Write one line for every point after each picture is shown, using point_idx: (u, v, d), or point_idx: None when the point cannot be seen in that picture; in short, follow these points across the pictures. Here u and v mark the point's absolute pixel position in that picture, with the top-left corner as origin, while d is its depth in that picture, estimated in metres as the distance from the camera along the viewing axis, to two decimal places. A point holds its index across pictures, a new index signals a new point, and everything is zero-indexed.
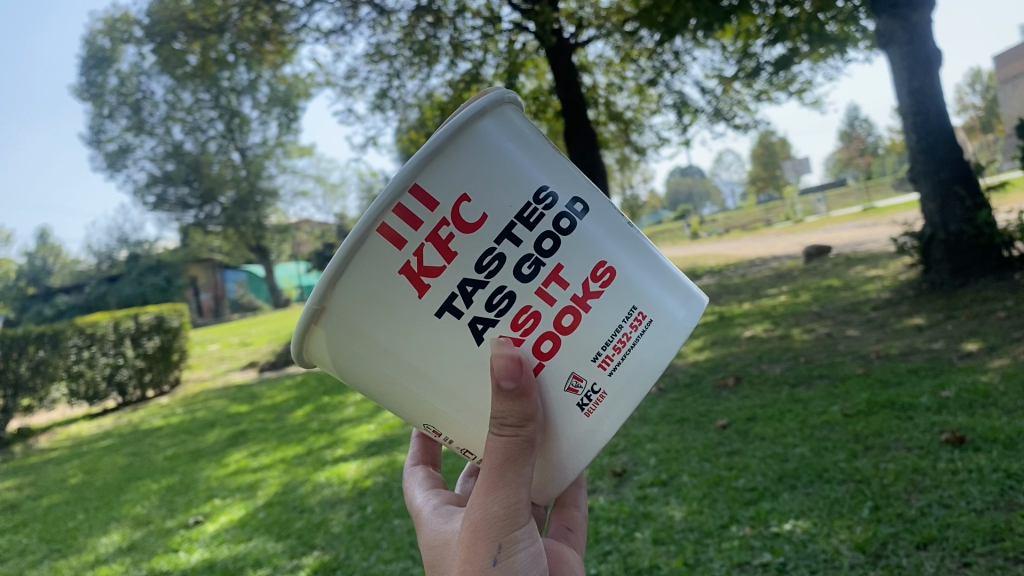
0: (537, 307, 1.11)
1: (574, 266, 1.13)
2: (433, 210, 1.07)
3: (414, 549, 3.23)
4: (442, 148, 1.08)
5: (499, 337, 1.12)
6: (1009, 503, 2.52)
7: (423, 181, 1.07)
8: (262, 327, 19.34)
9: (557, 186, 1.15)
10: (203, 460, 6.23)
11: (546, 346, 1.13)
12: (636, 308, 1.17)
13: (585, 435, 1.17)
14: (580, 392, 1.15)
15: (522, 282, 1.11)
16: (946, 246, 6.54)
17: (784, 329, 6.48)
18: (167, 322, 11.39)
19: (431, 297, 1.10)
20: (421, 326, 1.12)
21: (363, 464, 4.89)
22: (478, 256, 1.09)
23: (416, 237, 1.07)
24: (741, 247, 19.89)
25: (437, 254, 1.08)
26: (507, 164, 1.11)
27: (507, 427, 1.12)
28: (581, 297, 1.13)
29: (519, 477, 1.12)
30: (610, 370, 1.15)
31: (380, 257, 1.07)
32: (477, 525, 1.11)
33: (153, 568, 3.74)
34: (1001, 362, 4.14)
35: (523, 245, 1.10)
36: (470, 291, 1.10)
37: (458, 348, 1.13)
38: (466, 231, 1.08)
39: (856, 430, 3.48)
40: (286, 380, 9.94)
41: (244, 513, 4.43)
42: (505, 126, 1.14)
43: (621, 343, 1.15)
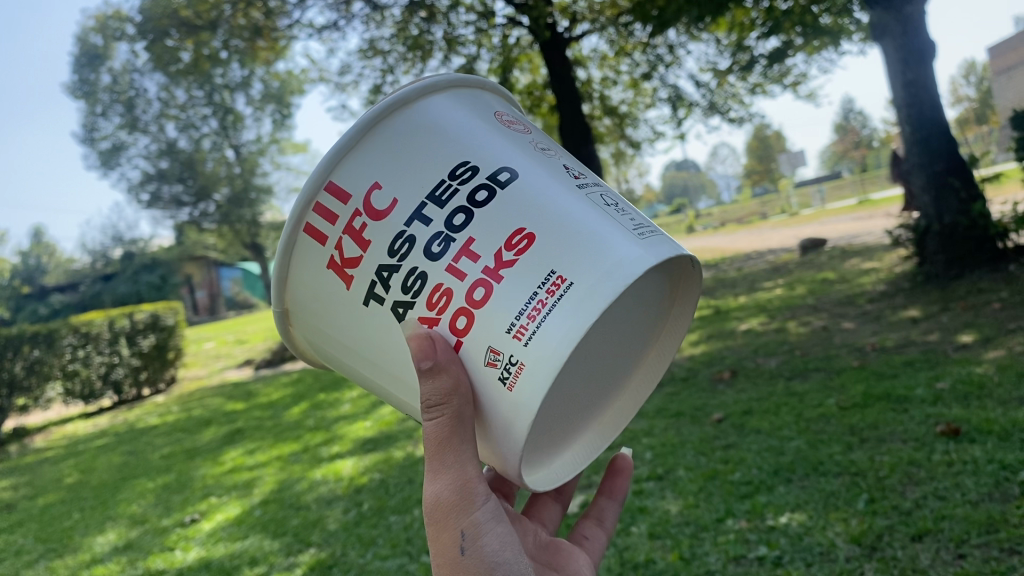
0: (448, 285, 1.11)
1: (486, 238, 1.10)
2: (347, 203, 1.18)
3: (410, 546, 3.22)
4: (357, 145, 1.20)
5: (420, 318, 1.14)
6: (1004, 495, 2.51)
7: (337, 178, 1.19)
8: (258, 324, 19.33)
9: (480, 163, 1.17)
10: (199, 458, 6.22)
11: (461, 322, 1.11)
12: (555, 272, 1.07)
13: (511, 411, 1.09)
14: (499, 365, 1.08)
15: (432, 260, 1.12)
16: (941, 237, 6.54)
17: (781, 322, 6.47)
18: (162, 320, 11.36)
19: (357, 286, 1.19)
20: (356, 314, 1.22)
21: (359, 461, 4.88)
22: (388, 240, 1.15)
23: (334, 231, 1.19)
24: (737, 240, 19.92)
25: (353, 244, 1.17)
26: (418, 154, 1.18)
27: (432, 409, 1.14)
28: (493, 268, 1.09)
29: (456, 458, 1.18)
30: (527, 340, 1.05)
31: (312, 253, 1.21)
32: (437, 509, 1.21)
33: (149, 567, 3.73)
34: (996, 353, 4.14)
35: (433, 224, 1.13)
36: (386, 276, 1.15)
37: (387, 331, 1.20)
38: (377, 218, 1.16)
39: (852, 423, 3.48)
40: (283, 377, 9.93)
41: (240, 510, 4.42)
42: (420, 120, 1.22)
43: (538, 308, 1.05)
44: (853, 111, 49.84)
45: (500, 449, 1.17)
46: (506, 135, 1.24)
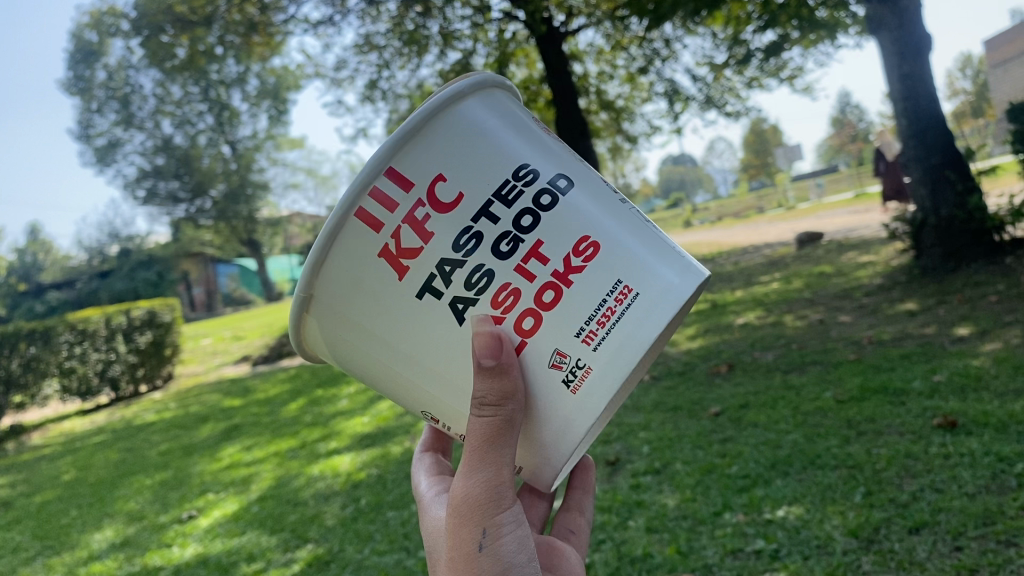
0: (517, 285, 1.07)
1: (555, 240, 1.07)
2: (408, 192, 1.06)
3: (408, 541, 3.22)
4: (418, 130, 1.08)
5: (480, 317, 1.08)
6: (1001, 487, 2.52)
7: (398, 163, 1.06)
8: (255, 321, 19.34)
9: (539, 163, 1.11)
10: (196, 455, 6.21)
11: (527, 324, 1.07)
12: (622, 280, 1.08)
13: (571, 415, 1.09)
14: (564, 369, 1.08)
15: (500, 259, 1.06)
16: (938, 230, 6.54)
17: (777, 316, 6.47)
18: (158, 317, 11.35)
19: (411, 279, 1.08)
20: (402, 309, 1.10)
21: (356, 456, 4.88)
22: (454, 235, 1.06)
23: (392, 219, 1.06)
24: (734, 234, 19.94)
25: (414, 234, 1.06)
26: (481, 147, 1.09)
27: (486, 407, 1.08)
28: (562, 272, 1.07)
29: (500, 459, 1.10)
30: (595, 345, 1.06)
31: (358, 241, 1.07)
32: (465, 505, 1.11)
33: (147, 563, 3.73)
34: (993, 346, 4.14)
35: (500, 222, 1.06)
36: (448, 271, 1.07)
37: (439, 330, 1.10)
38: (442, 211, 1.06)
39: (848, 416, 3.49)
40: (280, 373, 9.93)
41: (237, 507, 4.42)
42: (479, 113, 1.12)
43: (606, 317, 1.07)
44: (850, 105, 49.86)
45: (544, 452, 1.15)
46: (550, 138, 1.19)
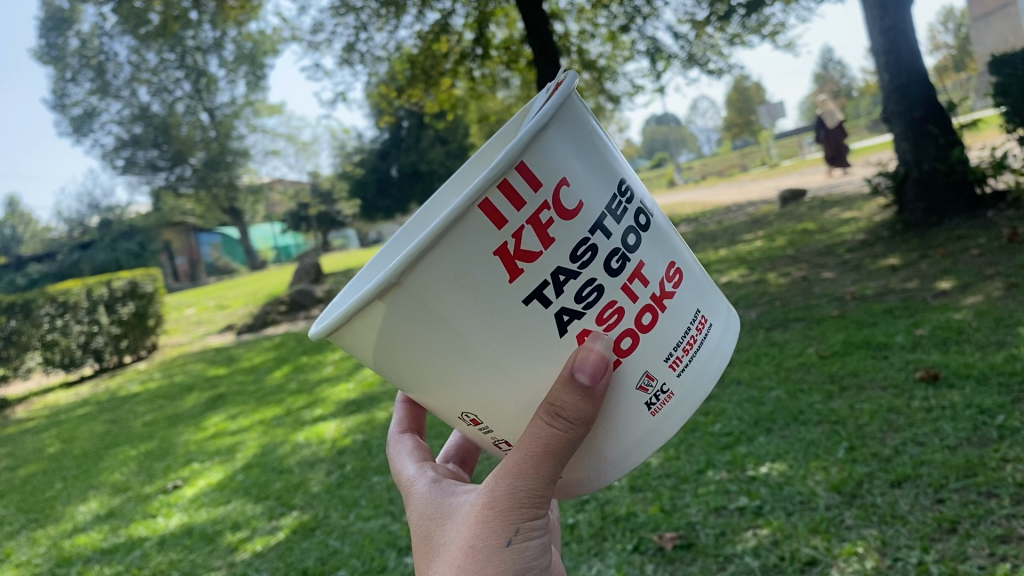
0: (622, 303, 0.94)
1: (654, 263, 0.97)
2: (536, 191, 0.87)
3: (392, 506, 3.21)
4: (546, 124, 0.89)
5: (585, 333, 0.93)
6: (982, 439, 2.52)
7: (530, 159, 0.86)
8: (238, 289, 19.28)
9: (626, 178, 1.00)
10: (182, 425, 6.18)
11: (625, 343, 0.95)
12: (699, 312, 1.05)
13: (646, 434, 1.03)
14: (650, 391, 1.00)
15: (610, 276, 0.92)
16: (920, 185, 6.53)
17: (760, 274, 6.46)
18: (140, 287, 11.24)
19: (522, 282, 0.88)
20: (499, 317, 0.90)
21: (342, 422, 4.86)
22: (574, 244, 0.89)
23: (517, 218, 0.86)
24: (718, 193, 19.92)
25: (535, 238, 0.87)
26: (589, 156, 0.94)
27: (561, 421, 0.96)
28: (658, 296, 0.98)
29: (552, 473, 1.01)
30: (680, 371, 1.01)
31: (474, 236, 0.85)
32: (499, 501, 1.04)
33: (132, 534, 3.72)
34: (974, 298, 4.14)
35: (612, 237, 0.93)
36: (562, 281, 0.89)
37: (534, 344, 0.92)
38: (565, 218, 0.89)
39: (831, 371, 3.49)
40: (265, 342, 9.88)
41: (223, 475, 4.40)
42: (579, 114, 0.96)
43: (689, 345, 1.02)
44: (833, 62, 49.58)
45: (598, 470, 1.07)
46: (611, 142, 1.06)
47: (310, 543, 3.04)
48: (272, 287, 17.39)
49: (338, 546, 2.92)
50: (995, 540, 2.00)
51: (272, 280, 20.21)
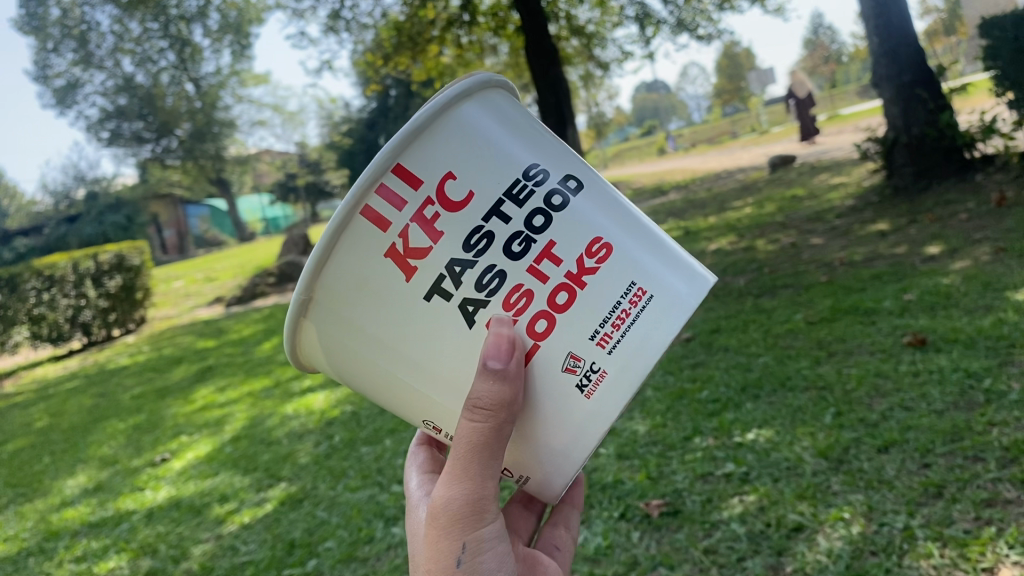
0: (528, 285, 1.04)
1: (568, 244, 1.05)
2: (417, 189, 1.03)
3: (381, 476, 3.20)
4: (427, 130, 1.04)
5: (490, 319, 1.05)
6: (969, 403, 2.51)
7: (406, 161, 1.02)
8: (227, 261, 19.13)
9: (545, 163, 1.08)
10: (170, 398, 6.15)
11: (540, 325, 1.05)
12: (635, 284, 1.06)
13: (586, 419, 1.06)
14: (578, 372, 1.05)
15: (513, 260, 1.04)
16: (909, 150, 6.49)
17: (749, 241, 6.42)
18: (127, 260, 11.12)
19: (419, 279, 1.05)
20: (409, 311, 1.06)
21: (330, 394, 4.84)
22: (466, 235, 1.03)
23: (400, 219, 1.02)
24: (709, 160, 19.81)
25: (422, 234, 1.03)
26: (485, 148, 1.05)
27: (479, 412, 1.04)
28: (575, 274, 1.05)
29: (483, 472, 1.08)
30: (609, 348, 1.04)
31: (366, 242, 1.03)
32: (443, 517, 1.09)
33: (120, 507, 3.70)
34: (962, 263, 4.13)
35: (512, 222, 1.04)
36: (458, 272, 1.04)
37: (444, 332, 1.07)
38: (453, 210, 1.03)
39: (819, 337, 3.49)
40: (254, 314, 9.82)
41: (210, 448, 4.39)
42: (487, 110, 1.08)
43: (620, 320, 1.05)
44: (823, 27, 49.25)
45: (546, 464, 1.11)
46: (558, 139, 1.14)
47: (298, 514, 3.02)
48: (261, 259, 17.28)
49: (326, 517, 2.90)
50: (980, 504, 1.99)
51: (260, 252, 20.06)
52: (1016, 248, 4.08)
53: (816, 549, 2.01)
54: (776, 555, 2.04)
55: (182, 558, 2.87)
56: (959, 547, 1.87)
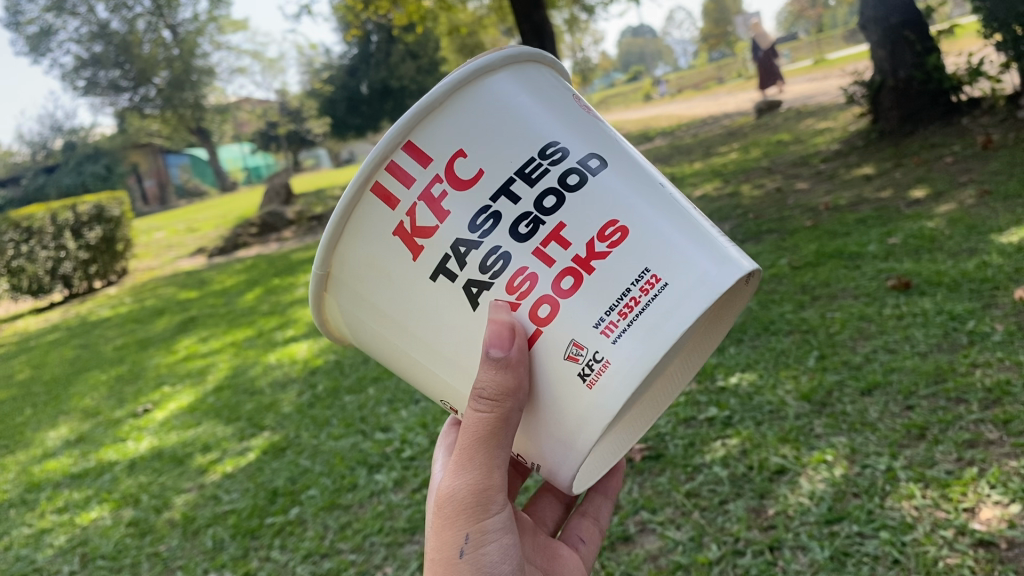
0: (534, 269, 0.95)
1: (579, 224, 0.95)
2: (426, 167, 0.98)
3: (364, 424, 3.18)
4: (442, 107, 1.00)
5: (495, 303, 0.98)
6: (952, 345, 2.50)
7: (417, 138, 0.99)
8: (208, 211, 18.96)
9: (568, 141, 1.00)
10: (152, 349, 6.11)
11: (543, 311, 0.96)
12: (649, 270, 0.93)
13: (586, 410, 0.95)
14: (581, 361, 0.94)
15: (519, 242, 0.96)
16: (895, 93, 6.44)
17: (734, 186, 6.38)
18: (107, 211, 10.85)
19: (426, 259, 1.00)
20: (417, 291, 1.03)
21: (313, 343, 4.81)
22: (470, 214, 0.97)
23: (408, 196, 0.99)
24: (695, 105, 19.66)
25: (429, 213, 0.99)
26: (503, 122, 0.99)
27: (483, 401, 0.99)
28: (583, 258, 0.94)
29: (487, 463, 1.05)
30: (615, 337, 0.92)
31: (375, 219, 1.01)
32: (447, 507, 1.09)
33: (102, 459, 3.68)
34: (948, 207, 4.10)
35: (521, 202, 0.96)
36: (463, 252, 0.98)
37: (449, 316, 1.02)
38: (461, 188, 0.98)
39: (803, 282, 3.47)
40: (236, 264, 9.75)
41: (193, 398, 4.36)
42: (518, 87, 1.03)
43: (629, 308, 0.92)
44: None
45: (551, 459, 1.04)
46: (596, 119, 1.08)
47: (281, 463, 3.01)
48: (243, 209, 17.12)
49: (309, 466, 2.89)
50: (962, 445, 1.99)
51: (243, 202, 19.88)
52: (1002, 191, 4.05)
53: (799, 492, 2.01)
54: (758, 498, 2.04)
55: (165, 508, 2.86)
56: (941, 488, 1.87)
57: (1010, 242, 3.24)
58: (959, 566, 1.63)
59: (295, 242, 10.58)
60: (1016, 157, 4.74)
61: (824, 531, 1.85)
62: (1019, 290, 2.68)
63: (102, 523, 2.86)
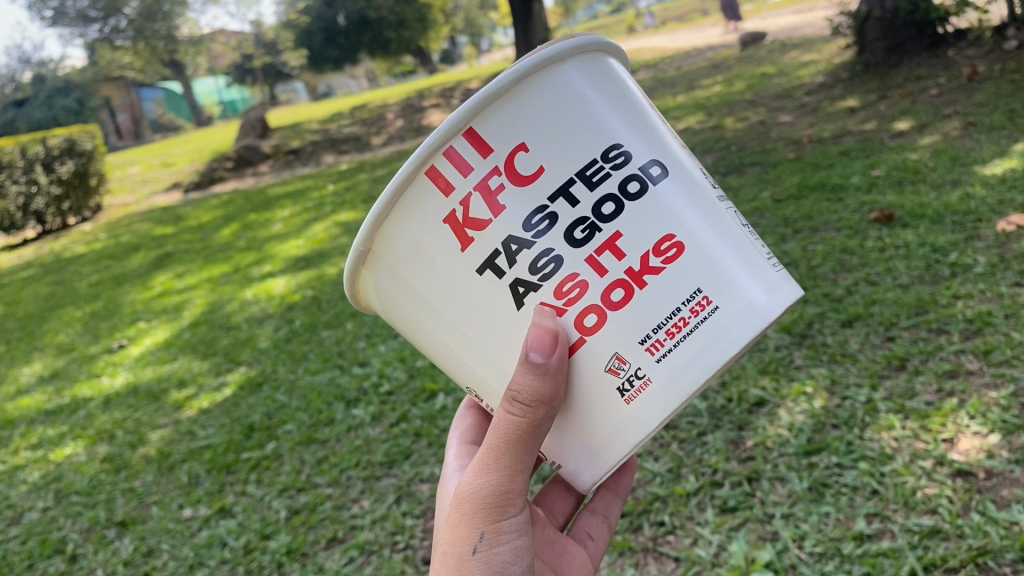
0: (584, 277, 0.91)
1: (635, 235, 0.90)
2: (485, 157, 0.90)
3: (341, 359, 3.14)
4: (507, 93, 0.90)
5: (540, 305, 0.93)
6: (934, 278, 2.48)
7: (479, 125, 0.90)
8: (185, 146, 18.59)
9: (634, 142, 0.93)
10: (128, 285, 6.03)
11: (590, 320, 0.92)
12: (701, 291, 0.91)
13: (623, 423, 0.95)
14: (622, 375, 0.93)
15: (573, 247, 0.91)
16: (882, 24, 6.32)
17: (716, 119, 6.30)
18: (79, 145, 10.60)
19: (474, 251, 0.94)
20: (459, 284, 0.96)
21: (291, 278, 4.75)
22: (526, 213, 0.91)
23: (464, 185, 0.91)
24: (679, 38, 19.30)
25: (484, 206, 0.91)
26: (569, 116, 0.91)
27: (518, 404, 0.96)
28: (637, 271, 0.90)
29: (513, 465, 1.01)
30: (660, 356, 0.91)
31: (424, 204, 0.93)
32: (465, 502, 1.04)
33: (76, 394, 3.64)
34: (932, 139, 4.05)
35: (579, 206, 0.90)
36: (514, 251, 0.92)
37: (491, 313, 0.96)
38: (519, 184, 0.90)
39: (786, 214, 3.43)
40: (212, 200, 9.60)
41: (169, 334, 4.31)
42: (590, 74, 0.93)
43: (677, 328, 0.91)
44: None
45: (579, 467, 1.02)
46: (657, 115, 1.01)
47: (257, 398, 2.97)
48: (219, 143, 16.78)
49: (285, 400, 2.86)
50: (943, 375, 1.98)
51: (219, 136, 19.49)
52: (987, 123, 4.00)
53: (778, 424, 2.00)
54: (737, 430, 2.03)
55: (140, 443, 2.83)
56: (921, 419, 1.86)
57: (993, 174, 3.20)
58: (937, 496, 1.63)
59: (271, 177, 10.42)
60: (1001, 89, 4.69)
61: (803, 463, 1.85)
62: (1001, 222, 2.66)
63: (77, 459, 2.83)
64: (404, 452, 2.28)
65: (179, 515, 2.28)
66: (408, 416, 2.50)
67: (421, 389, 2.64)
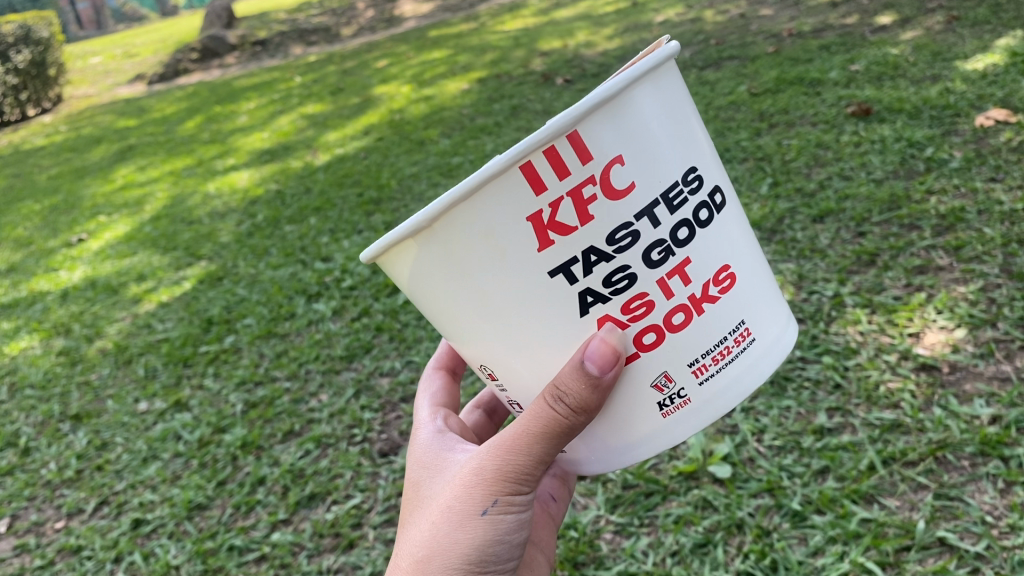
0: (653, 297, 0.76)
1: (704, 261, 0.78)
2: (584, 164, 0.71)
3: (304, 255, 3.06)
4: (615, 98, 0.71)
5: (604, 318, 0.77)
6: (908, 173, 2.43)
7: (585, 129, 0.70)
8: (147, 36, 17.78)
9: (705, 165, 0.80)
10: (88, 178, 5.85)
11: (648, 338, 0.78)
12: (743, 322, 0.82)
13: (652, 436, 0.83)
14: (664, 392, 0.80)
15: (647, 268, 0.75)
16: None
17: (696, 12, 6.08)
18: (35, 33, 10.12)
19: (548, 256, 0.73)
20: (519, 284, 0.75)
21: (254, 172, 4.60)
22: (613, 227, 0.73)
23: (558, 187, 0.70)
24: None
25: (572, 212, 0.72)
26: (662, 139, 0.75)
27: (562, 406, 0.82)
28: (698, 298, 0.77)
29: (543, 453, 0.89)
30: (703, 379, 0.80)
31: (505, 196, 0.70)
32: (485, 471, 0.92)
33: (33, 289, 3.54)
34: (913, 34, 3.92)
35: (660, 227, 0.75)
36: (591, 261, 0.74)
37: (548, 318, 0.77)
38: (611, 198, 0.72)
39: (762, 109, 3.33)
40: (176, 92, 9.26)
41: (129, 228, 4.18)
42: (676, 89, 0.78)
43: (721, 355, 0.80)
44: None
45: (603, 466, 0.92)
46: None
47: (217, 292, 2.90)
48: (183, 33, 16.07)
49: (245, 295, 2.79)
50: (912, 271, 1.95)
51: (182, 26, 18.65)
52: (972, 18, 3.87)
53: None
54: None
55: (96, 337, 2.77)
56: (887, 313, 1.83)
57: (974, 70, 3.11)
58: (900, 390, 1.61)
59: (238, 68, 10.06)
60: None
61: None
62: (980, 118, 2.59)
63: (33, 352, 2.77)
64: (364, 347, 2.24)
65: (135, 408, 2.24)
66: (370, 311, 2.45)
67: (383, 285, 2.58)
